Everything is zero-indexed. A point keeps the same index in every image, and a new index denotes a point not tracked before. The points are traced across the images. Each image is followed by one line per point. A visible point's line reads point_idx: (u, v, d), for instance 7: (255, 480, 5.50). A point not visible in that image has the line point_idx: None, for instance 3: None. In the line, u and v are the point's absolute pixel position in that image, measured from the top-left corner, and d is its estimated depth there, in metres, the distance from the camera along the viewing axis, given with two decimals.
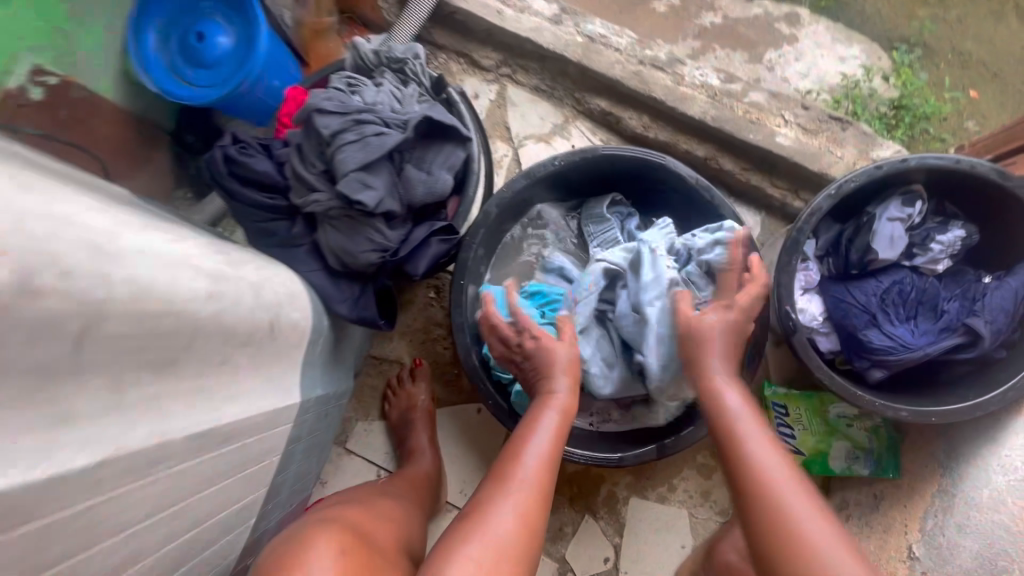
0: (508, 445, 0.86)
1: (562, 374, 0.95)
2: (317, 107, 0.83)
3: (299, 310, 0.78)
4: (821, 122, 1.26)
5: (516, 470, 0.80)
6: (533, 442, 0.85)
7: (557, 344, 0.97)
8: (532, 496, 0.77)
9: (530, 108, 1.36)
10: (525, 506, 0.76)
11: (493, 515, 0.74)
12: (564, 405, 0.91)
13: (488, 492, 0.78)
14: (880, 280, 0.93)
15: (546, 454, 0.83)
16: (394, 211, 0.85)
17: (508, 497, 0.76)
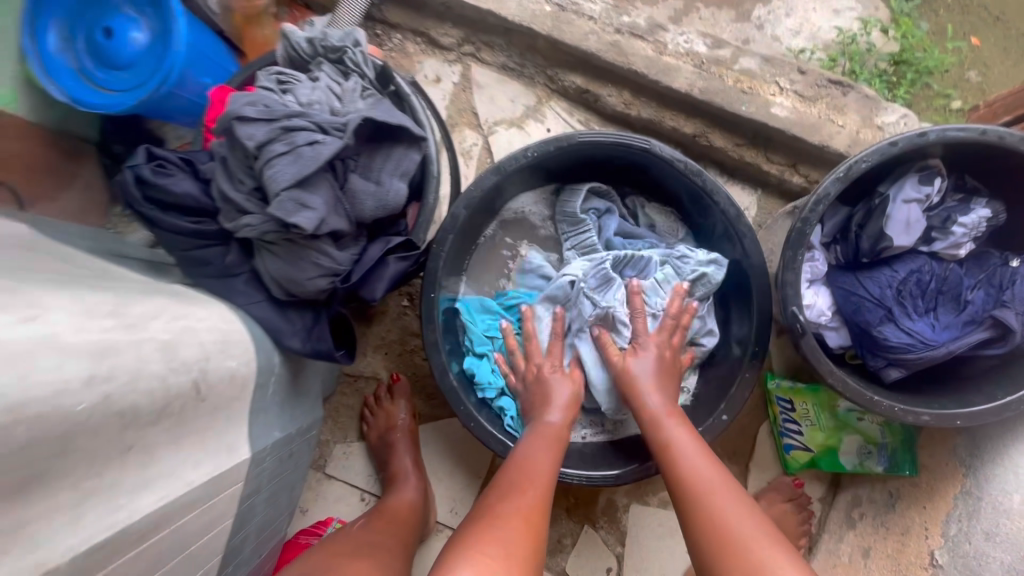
0: (512, 462, 0.84)
1: (558, 407, 0.94)
2: (238, 115, 0.70)
3: (235, 356, 0.67)
4: (819, 87, 1.13)
5: (518, 482, 0.78)
6: (536, 461, 0.83)
7: (562, 377, 0.98)
8: (533, 508, 0.75)
9: (498, 90, 1.23)
10: (525, 514, 0.73)
11: (496, 524, 0.70)
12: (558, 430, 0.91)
13: (495, 503, 0.75)
14: (895, 270, 0.84)
15: (547, 473, 0.82)
16: (341, 229, 0.74)
17: (511, 508, 0.74)
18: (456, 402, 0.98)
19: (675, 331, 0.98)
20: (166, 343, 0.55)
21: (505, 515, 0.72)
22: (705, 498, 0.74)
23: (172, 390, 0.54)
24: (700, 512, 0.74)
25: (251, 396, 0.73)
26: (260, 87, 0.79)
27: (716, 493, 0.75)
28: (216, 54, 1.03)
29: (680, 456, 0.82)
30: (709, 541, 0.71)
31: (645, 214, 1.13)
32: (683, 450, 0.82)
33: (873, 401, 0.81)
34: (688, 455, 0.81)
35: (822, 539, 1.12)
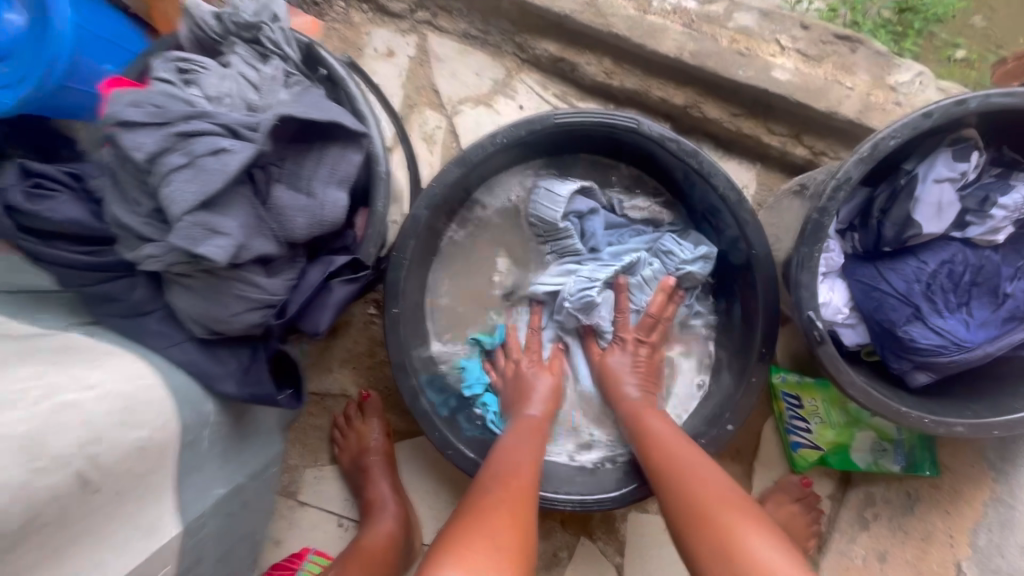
0: (492, 455, 0.75)
1: (536, 400, 0.87)
2: (119, 120, 0.55)
3: (146, 423, 0.55)
4: (823, 45, 1.00)
5: (501, 471, 0.70)
6: (517, 450, 0.76)
7: (543, 371, 0.91)
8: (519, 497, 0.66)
9: (460, 62, 1.07)
10: (510, 501, 0.65)
11: (479, 513, 0.62)
12: (540, 422, 0.83)
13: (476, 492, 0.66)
14: (922, 261, 0.74)
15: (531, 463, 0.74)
16: (269, 253, 0.61)
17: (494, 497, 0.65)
18: (428, 428, 0.85)
19: (655, 329, 0.92)
20: (24, 440, 0.45)
21: (489, 504, 0.64)
22: (692, 483, 0.69)
23: (35, 500, 0.45)
24: (687, 497, 0.68)
25: (177, 459, 0.61)
26: (155, 78, 0.63)
27: (702, 478, 0.70)
28: (116, 35, 0.86)
29: (663, 446, 0.77)
30: (694, 523, 0.65)
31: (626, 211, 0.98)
32: (667, 441, 0.77)
33: (899, 413, 0.71)
34: (671, 446, 0.76)
35: (831, 538, 1.02)
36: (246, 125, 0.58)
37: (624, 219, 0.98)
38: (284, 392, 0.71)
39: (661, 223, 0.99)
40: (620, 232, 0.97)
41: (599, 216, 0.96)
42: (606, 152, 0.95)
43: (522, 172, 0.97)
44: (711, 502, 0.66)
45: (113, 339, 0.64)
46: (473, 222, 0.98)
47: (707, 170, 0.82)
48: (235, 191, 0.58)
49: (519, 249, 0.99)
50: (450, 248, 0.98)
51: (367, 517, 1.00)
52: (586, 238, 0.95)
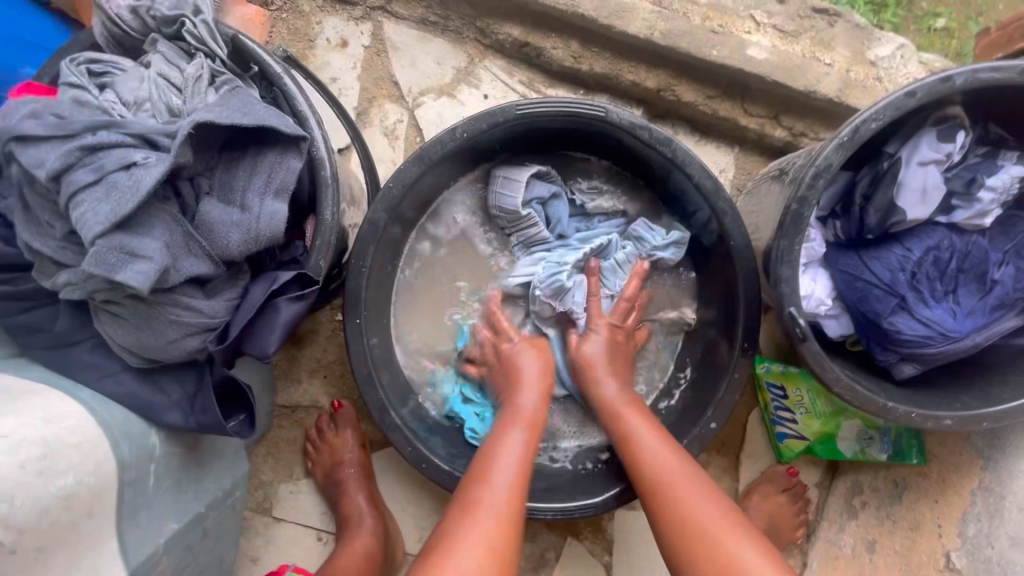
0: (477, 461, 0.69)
1: (529, 385, 0.78)
2: (18, 135, 0.50)
3: (71, 469, 0.50)
4: (802, 19, 0.95)
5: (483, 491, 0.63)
6: (504, 450, 0.68)
7: (525, 353, 0.82)
8: (504, 521, 0.61)
9: (420, 51, 1.00)
10: (492, 533, 0.59)
11: (458, 554, 0.57)
12: (534, 414, 0.74)
13: (456, 518, 0.61)
14: (907, 249, 0.70)
15: (519, 471, 0.66)
16: (201, 274, 0.55)
17: (477, 527, 0.59)
18: (400, 443, 0.80)
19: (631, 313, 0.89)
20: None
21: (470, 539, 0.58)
22: (674, 497, 0.65)
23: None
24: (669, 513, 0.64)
25: (118, 501, 0.56)
26: (64, 84, 0.57)
27: (685, 489, 0.65)
28: (34, 33, 0.79)
29: (643, 450, 0.71)
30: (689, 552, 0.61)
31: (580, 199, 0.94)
32: (647, 442, 0.72)
33: (885, 408, 0.68)
34: (654, 450, 0.71)
35: (819, 527, 1.00)
36: (163, 133, 0.53)
37: (580, 209, 0.94)
38: (234, 419, 0.65)
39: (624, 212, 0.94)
40: (587, 219, 0.94)
41: (562, 201, 0.92)
42: (574, 145, 0.90)
43: (487, 166, 0.92)
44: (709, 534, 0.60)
45: (38, 373, 0.58)
46: (436, 237, 0.93)
47: (680, 159, 0.77)
48: (155, 209, 0.53)
49: (472, 271, 0.93)
50: (411, 258, 0.92)
51: (345, 533, 0.95)
52: (551, 223, 0.92)
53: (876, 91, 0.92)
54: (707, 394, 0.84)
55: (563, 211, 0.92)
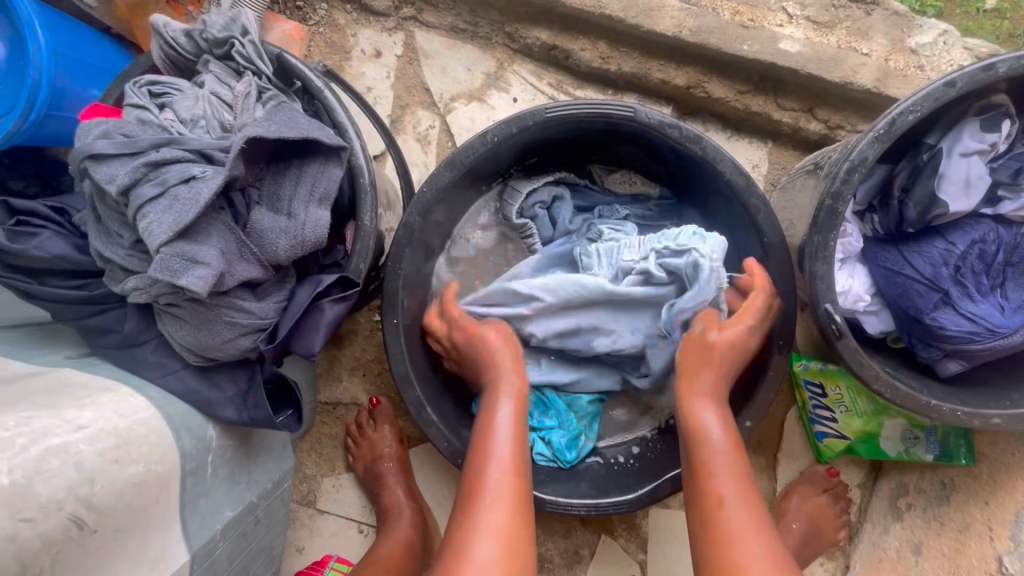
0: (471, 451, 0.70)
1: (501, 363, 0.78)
2: (90, 153, 0.55)
3: (139, 457, 0.55)
4: (837, 8, 0.93)
5: (485, 485, 0.64)
6: (499, 439, 0.69)
7: (493, 337, 0.80)
8: (511, 515, 0.61)
9: (449, 58, 1.03)
10: (502, 527, 0.60)
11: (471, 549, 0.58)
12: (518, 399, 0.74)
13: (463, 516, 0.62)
14: (950, 242, 0.68)
15: (516, 460, 0.67)
16: (254, 277, 0.60)
17: (484, 521, 0.60)
18: (437, 438, 0.82)
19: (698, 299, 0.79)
20: (11, 493, 0.44)
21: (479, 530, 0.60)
22: (723, 524, 0.61)
23: (25, 550, 0.44)
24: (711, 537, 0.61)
25: (180, 488, 0.60)
26: (129, 105, 0.62)
27: (738, 522, 0.61)
28: (100, 58, 0.86)
29: (712, 467, 0.67)
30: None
31: (606, 184, 0.97)
32: (716, 458, 0.67)
33: (928, 406, 0.66)
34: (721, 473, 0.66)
35: (863, 529, 1.00)
36: (218, 148, 0.58)
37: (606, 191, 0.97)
38: (283, 415, 0.70)
39: (650, 196, 0.97)
40: (594, 209, 0.94)
41: (567, 194, 0.94)
42: (600, 146, 0.91)
43: (510, 174, 0.94)
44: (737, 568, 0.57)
45: (109, 371, 0.63)
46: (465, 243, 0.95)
47: (711, 156, 0.77)
48: (211, 219, 0.57)
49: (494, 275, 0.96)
50: (431, 285, 0.92)
51: (384, 526, 0.99)
52: (555, 225, 0.93)
53: (917, 80, 0.90)
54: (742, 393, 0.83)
55: (569, 212, 0.93)
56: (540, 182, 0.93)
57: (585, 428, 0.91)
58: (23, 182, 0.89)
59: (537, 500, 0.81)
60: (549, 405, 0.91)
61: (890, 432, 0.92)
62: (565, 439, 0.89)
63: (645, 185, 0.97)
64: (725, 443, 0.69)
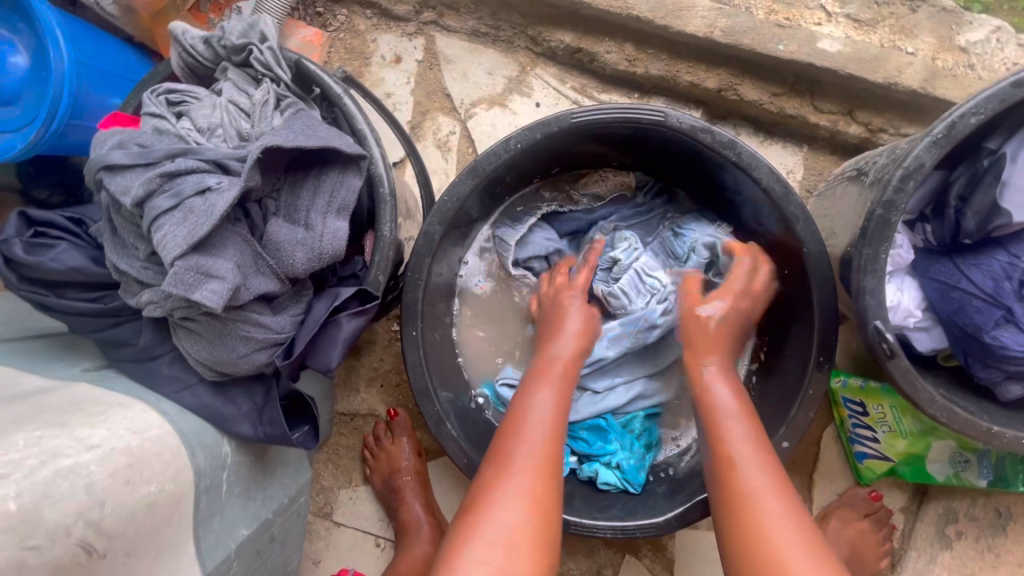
0: (504, 421, 0.65)
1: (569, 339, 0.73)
2: (103, 164, 0.54)
3: (154, 477, 0.53)
4: (879, 5, 0.88)
5: (516, 450, 0.60)
6: (533, 415, 0.63)
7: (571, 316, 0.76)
8: (543, 484, 0.58)
9: (471, 62, 1.01)
10: (529, 498, 0.57)
11: (495, 520, 0.55)
12: (569, 364, 0.70)
13: (487, 487, 0.58)
14: (1014, 255, 0.63)
15: (553, 432, 0.62)
16: (270, 290, 0.58)
17: (508, 495, 0.57)
18: (456, 456, 0.79)
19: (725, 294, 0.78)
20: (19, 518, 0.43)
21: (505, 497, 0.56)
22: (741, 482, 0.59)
23: None
24: (737, 517, 0.58)
25: (194, 508, 0.58)
26: (146, 114, 0.61)
27: (758, 483, 0.59)
28: (121, 66, 0.86)
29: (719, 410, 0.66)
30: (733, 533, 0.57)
31: (581, 190, 0.95)
32: (724, 412, 0.66)
33: (990, 433, 0.61)
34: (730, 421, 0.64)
35: (906, 556, 0.93)
36: (234, 158, 0.56)
37: (589, 198, 0.95)
38: (299, 431, 0.67)
39: (633, 192, 0.95)
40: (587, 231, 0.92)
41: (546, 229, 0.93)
42: (627, 152, 0.87)
43: (530, 184, 0.91)
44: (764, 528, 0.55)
45: (125, 385, 0.61)
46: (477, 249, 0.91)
47: (747, 162, 0.73)
48: (226, 231, 0.55)
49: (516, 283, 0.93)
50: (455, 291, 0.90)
51: (403, 542, 0.96)
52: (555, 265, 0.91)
53: (968, 79, 0.84)
54: (780, 412, 0.79)
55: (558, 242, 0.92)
56: (523, 226, 0.91)
57: (645, 442, 0.89)
58: (48, 191, 0.90)
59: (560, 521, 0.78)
60: (604, 428, 0.89)
61: (937, 455, 0.87)
62: (631, 461, 0.86)
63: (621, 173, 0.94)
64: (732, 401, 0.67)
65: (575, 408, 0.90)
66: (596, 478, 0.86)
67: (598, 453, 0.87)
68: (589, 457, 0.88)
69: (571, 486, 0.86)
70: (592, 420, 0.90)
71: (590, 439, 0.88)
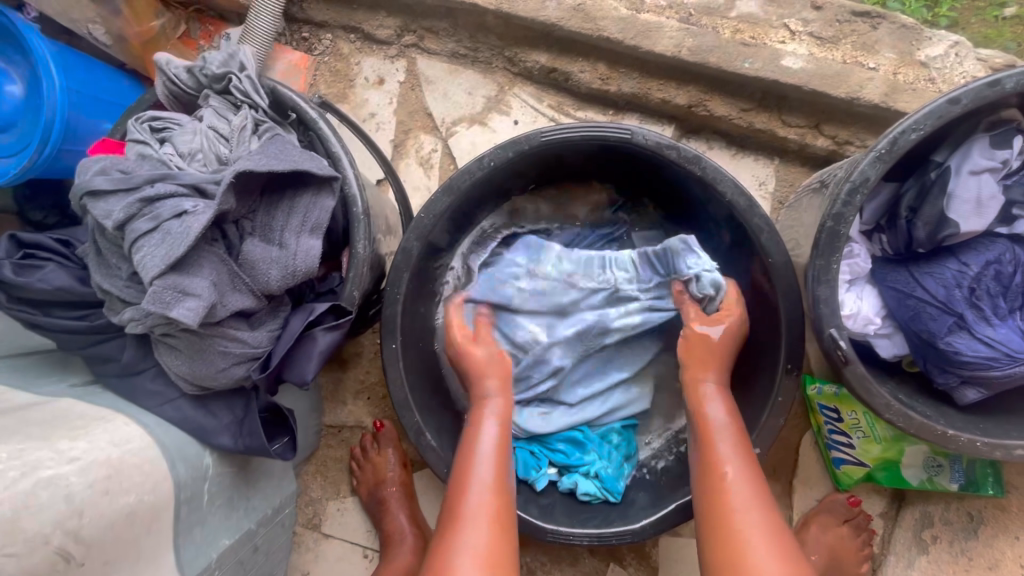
0: (454, 471, 0.68)
1: (496, 377, 0.77)
2: (87, 189, 0.57)
3: (132, 489, 0.55)
4: (841, 23, 0.91)
5: (465, 503, 0.64)
6: (479, 456, 0.68)
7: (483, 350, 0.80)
8: (491, 535, 0.61)
9: (451, 83, 1.04)
10: (484, 547, 0.60)
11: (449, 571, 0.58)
12: (504, 409, 0.74)
13: (443, 539, 0.61)
14: (964, 262, 0.66)
15: (496, 479, 0.66)
16: (246, 307, 0.60)
17: (460, 549, 0.59)
18: (436, 464, 0.80)
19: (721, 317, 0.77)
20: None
21: (455, 551, 0.59)
22: (729, 505, 0.61)
23: None
24: (720, 544, 0.59)
25: (174, 518, 0.60)
26: (131, 140, 0.64)
27: (749, 511, 0.60)
28: (114, 93, 0.90)
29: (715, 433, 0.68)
30: (713, 553, 0.59)
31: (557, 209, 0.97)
32: (719, 433, 0.67)
33: (945, 436, 0.63)
34: (724, 444, 0.66)
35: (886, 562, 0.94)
36: (211, 182, 0.59)
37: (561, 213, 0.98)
38: (278, 442, 0.70)
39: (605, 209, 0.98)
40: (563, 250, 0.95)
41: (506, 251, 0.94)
42: (597, 168, 0.90)
43: (507, 201, 0.95)
44: (745, 554, 0.57)
45: (109, 400, 0.64)
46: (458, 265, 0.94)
47: (711, 176, 0.75)
48: (203, 250, 0.57)
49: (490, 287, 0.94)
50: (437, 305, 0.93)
51: (387, 551, 0.98)
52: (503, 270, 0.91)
53: (928, 93, 0.87)
54: (752, 420, 0.80)
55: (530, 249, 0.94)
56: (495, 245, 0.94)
57: (623, 452, 0.90)
58: (42, 213, 0.93)
59: (538, 529, 0.78)
60: (581, 440, 0.89)
61: (912, 460, 0.89)
62: (609, 469, 0.87)
63: (591, 191, 0.97)
64: (728, 424, 0.69)
65: (550, 421, 0.91)
66: (579, 489, 0.86)
67: (579, 464, 0.88)
68: (568, 468, 0.89)
69: (552, 495, 0.88)
70: (567, 432, 0.90)
71: (570, 451, 0.89)
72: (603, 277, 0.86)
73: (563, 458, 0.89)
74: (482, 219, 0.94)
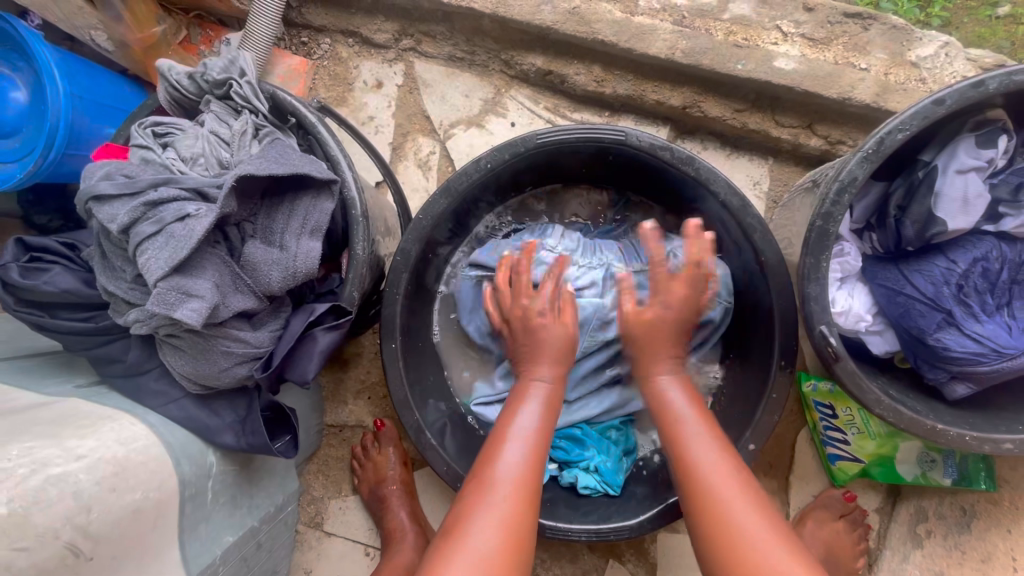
0: (485, 447, 0.65)
1: (550, 358, 0.72)
2: (92, 194, 0.58)
3: (137, 485, 0.56)
4: (832, 25, 0.93)
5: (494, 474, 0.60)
6: (515, 432, 0.64)
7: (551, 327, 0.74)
8: (519, 507, 0.57)
9: (448, 86, 1.06)
10: (506, 514, 0.56)
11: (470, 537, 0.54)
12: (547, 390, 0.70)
13: (467, 508, 0.58)
14: (952, 260, 0.67)
15: (530, 454, 0.62)
16: (248, 307, 0.62)
17: (483, 514, 0.56)
18: (436, 462, 0.81)
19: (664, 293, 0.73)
20: (10, 522, 0.46)
21: (479, 519, 0.56)
22: (717, 496, 0.59)
23: None
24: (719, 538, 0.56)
25: (178, 515, 0.62)
26: (134, 146, 0.65)
27: (737, 502, 0.58)
28: (117, 99, 0.91)
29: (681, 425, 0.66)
30: (712, 548, 0.57)
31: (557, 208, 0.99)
32: (689, 423, 0.66)
33: (934, 431, 0.64)
34: (692, 435, 0.64)
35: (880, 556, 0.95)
36: (213, 186, 0.60)
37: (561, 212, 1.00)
38: (280, 440, 0.72)
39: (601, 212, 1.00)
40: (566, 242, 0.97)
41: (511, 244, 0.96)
42: (592, 169, 0.91)
43: (506, 203, 0.97)
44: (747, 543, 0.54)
45: (114, 399, 0.65)
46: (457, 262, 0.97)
47: (704, 176, 0.76)
48: (206, 252, 0.59)
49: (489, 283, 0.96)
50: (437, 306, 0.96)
51: (389, 548, 0.99)
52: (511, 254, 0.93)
53: (919, 93, 0.88)
54: (747, 416, 0.81)
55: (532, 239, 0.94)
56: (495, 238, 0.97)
57: (621, 448, 0.92)
58: (48, 217, 0.95)
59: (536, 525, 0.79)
60: (580, 436, 0.91)
61: (907, 456, 0.90)
62: (608, 463, 0.89)
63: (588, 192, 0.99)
64: (690, 413, 0.67)
65: None
66: (579, 483, 0.87)
67: (579, 459, 0.89)
68: (568, 463, 0.90)
69: (550, 492, 0.89)
70: (567, 429, 0.93)
71: (570, 447, 0.91)
72: (596, 259, 0.91)
73: (564, 454, 0.91)
74: (480, 219, 0.96)
